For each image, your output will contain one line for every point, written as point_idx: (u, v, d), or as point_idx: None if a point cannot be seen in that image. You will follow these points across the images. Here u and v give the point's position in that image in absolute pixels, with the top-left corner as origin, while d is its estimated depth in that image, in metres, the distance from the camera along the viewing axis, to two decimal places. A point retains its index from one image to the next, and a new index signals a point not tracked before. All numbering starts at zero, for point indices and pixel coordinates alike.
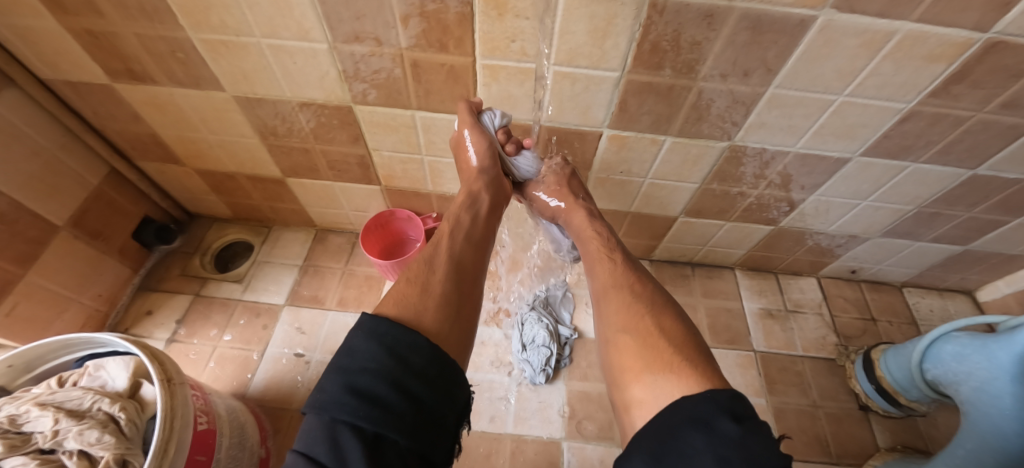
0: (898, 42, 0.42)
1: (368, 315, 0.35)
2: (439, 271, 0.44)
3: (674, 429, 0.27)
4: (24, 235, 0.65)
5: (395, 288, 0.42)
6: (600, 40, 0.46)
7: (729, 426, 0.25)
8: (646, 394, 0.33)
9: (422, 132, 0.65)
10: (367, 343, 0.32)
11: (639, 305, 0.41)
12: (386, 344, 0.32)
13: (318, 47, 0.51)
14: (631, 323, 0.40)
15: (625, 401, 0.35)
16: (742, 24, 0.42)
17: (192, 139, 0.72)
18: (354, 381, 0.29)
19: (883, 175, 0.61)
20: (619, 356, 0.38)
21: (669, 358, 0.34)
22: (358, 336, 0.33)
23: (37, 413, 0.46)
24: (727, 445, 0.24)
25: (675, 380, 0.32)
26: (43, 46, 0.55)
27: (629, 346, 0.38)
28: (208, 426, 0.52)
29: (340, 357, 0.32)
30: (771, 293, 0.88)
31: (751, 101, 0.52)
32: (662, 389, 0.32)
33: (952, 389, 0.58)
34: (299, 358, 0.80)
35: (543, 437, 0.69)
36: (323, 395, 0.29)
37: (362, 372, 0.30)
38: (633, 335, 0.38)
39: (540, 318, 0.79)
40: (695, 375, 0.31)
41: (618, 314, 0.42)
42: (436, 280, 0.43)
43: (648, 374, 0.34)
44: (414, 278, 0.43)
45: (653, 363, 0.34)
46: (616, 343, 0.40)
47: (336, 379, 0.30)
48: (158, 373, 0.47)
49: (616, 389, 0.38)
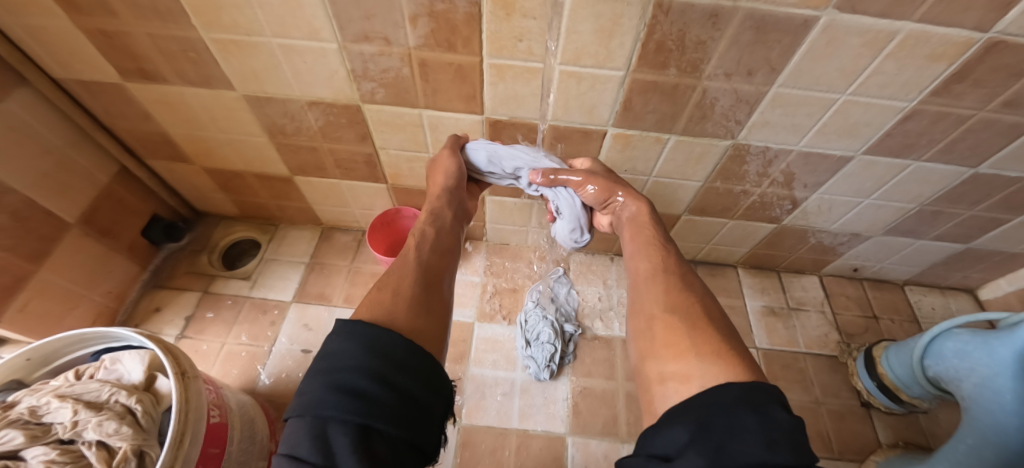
0: (900, 42, 0.42)
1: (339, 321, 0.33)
2: (411, 275, 0.42)
3: (718, 405, 0.26)
4: (37, 232, 0.67)
5: (366, 296, 0.39)
6: (606, 39, 0.46)
7: (782, 415, 0.25)
8: (689, 376, 0.32)
9: (429, 131, 0.66)
10: (348, 343, 0.30)
11: (690, 294, 0.41)
12: (366, 343, 0.30)
13: (328, 46, 0.52)
14: (682, 308, 0.39)
15: (660, 375, 0.35)
16: (746, 24, 0.43)
17: (202, 138, 0.73)
18: (336, 379, 0.27)
19: (886, 173, 0.62)
20: (663, 333, 0.37)
21: (718, 346, 0.34)
22: (338, 337, 0.31)
23: (56, 404, 0.47)
24: (777, 429, 0.24)
25: (724, 366, 0.31)
26: (57, 46, 0.56)
27: (676, 326, 0.37)
28: (220, 419, 0.53)
29: (319, 361, 0.30)
30: (774, 291, 0.89)
31: (755, 100, 0.53)
32: (708, 371, 0.31)
33: (953, 386, 0.59)
34: (307, 354, 0.81)
35: (548, 432, 0.70)
36: (305, 398, 0.27)
37: (344, 371, 0.28)
38: (684, 318, 0.38)
39: (544, 315, 0.79)
40: (744, 366, 0.31)
41: (667, 296, 0.41)
42: (405, 284, 0.41)
43: (695, 355, 0.33)
44: (382, 285, 0.40)
45: (701, 346, 0.34)
46: (660, 320, 0.39)
47: (317, 381, 0.28)
48: (173, 366, 0.48)
49: (649, 361, 0.37)
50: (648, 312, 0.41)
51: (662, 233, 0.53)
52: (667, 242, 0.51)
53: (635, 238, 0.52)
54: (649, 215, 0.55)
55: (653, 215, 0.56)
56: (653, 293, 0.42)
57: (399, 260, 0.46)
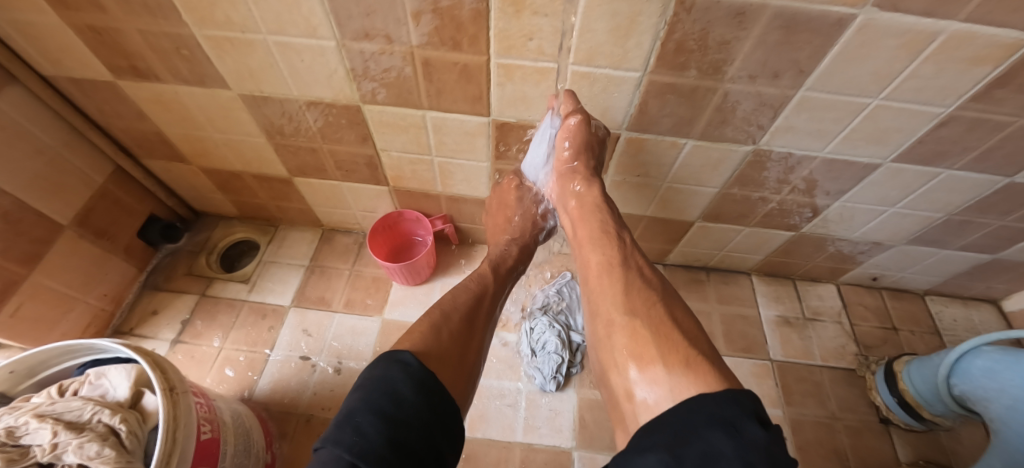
0: (942, 43, 0.39)
1: (414, 358, 0.35)
2: (476, 335, 0.45)
3: (693, 427, 0.24)
4: (29, 235, 0.65)
5: (427, 326, 0.41)
6: (623, 39, 0.43)
7: (757, 434, 0.22)
8: (658, 388, 0.30)
9: (432, 133, 0.63)
10: (415, 393, 0.31)
11: (649, 293, 0.39)
12: (429, 399, 0.32)
13: (326, 44, 0.49)
14: (643, 310, 0.37)
15: (628, 390, 0.33)
16: (775, 24, 0.39)
17: (198, 138, 0.71)
18: (396, 434, 0.28)
19: (914, 181, 0.58)
20: (628, 341, 0.35)
21: (686, 353, 0.31)
22: (405, 379, 0.32)
23: (35, 425, 0.45)
24: (756, 452, 0.21)
25: (694, 376, 0.28)
26: (44, 42, 0.53)
27: (638, 332, 0.35)
28: (212, 435, 0.51)
29: (382, 399, 0.30)
30: (789, 300, 0.86)
31: (780, 104, 0.49)
32: (677, 384, 0.28)
33: (981, 406, 0.56)
34: (305, 361, 0.78)
35: (553, 446, 0.68)
36: (362, 442, 0.27)
37: (404, 427, 0.29)
38: (645, 322, 0.35)
39: (550, 323, 0.77)
40: (713, 373, 0.28)
41: (626, 296, 0.39)
42: (473, 348, 0.43)
43: (662, 367, 0.30)
44: (456, 332, 0.42)
45: (667, 355, 0.31)
46: (621, 327, 0.36)
47: (374, 422, 0.28)
48: (160, 382, 0.46)
49: (617, 374, 0.35)
50: (608, 316, 0.38)
51: (616, 221, 0.51)
52: (620, 231, 0.49)
53: (587, 225, 0.51)
54: (597, 198, 0.54)
55: (602, 197, 0.55)
56: (612, 295, 0.40)
57: (468, 303, 0.48)
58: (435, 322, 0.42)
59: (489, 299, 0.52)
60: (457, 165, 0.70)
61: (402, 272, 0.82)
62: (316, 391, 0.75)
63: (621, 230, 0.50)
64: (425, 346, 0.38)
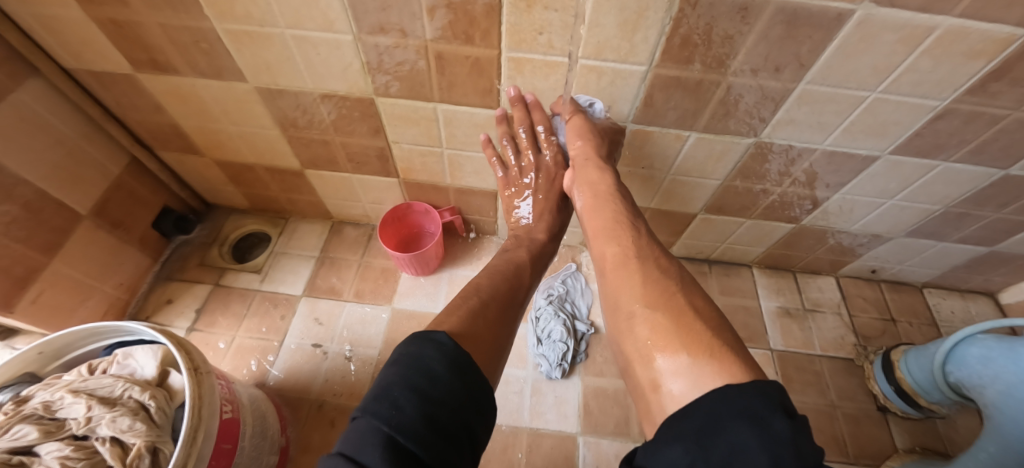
0: (938, 38, 0.41)
1: (450, 338, 0.36)
2: (507, 317, 0.46)
3: (720, 419, 0.25)
4: (49, 224, 0.67)
5: (452, 310, 0.43)
6: (630, 33, 0.45)
7: (784, 426, 0.23)
8: (683, 379, 0.31)
9: (443, 125, 0.64)
10: (449, 372, 0.33)
11: (668, 283, 0.40)
12: (465, 380, 0.33)
13: (342, 38, 0.51)
14: (661, 301, 0.38)
15: (653, 381, 0.34)
16: (777, 18, 0.41)
17: (214, 130, 0.73)
18: (431, 411, 0.29)
19: (912, 174, 0.60)
20: (649, 332, 0.36)
21: (709, 342, 0.32)
22: (440, 358, 0.33)
23: (70, 400, 0.47)
24: (782, 443, 0.22)
25: (718, 366, 0.30)
26: (69, 35, 0.55)
27: (659, 324, 0.36)
28: (232, 415, 0.53)
29: (419, 378, 0.31)
30: (789, 292, 0.87)
31: (781, 97, 0.51)
32: (702, 375, 0.30)
33: (975, 392, 0.57)
34: (316, 348, 0.80)
35: (559, 432, 0.70)
36: (398, 415, 0.28)
37: (440, 405, 0.30)
38: (666, 314, 0.37)
39: (556, 313, 0.78)
40: (737, 362, 0.30)
41: (644, 288, 0.40)
42: (505, 334, 0.44)
43: (686, 357, 0.32)
44: (492, 319, 0.43)
45: (690, 346, 0.33)
46: (641, 318, 0.38)
47: (410, 398, 0.30)
48: (185, 362, 0.47)
49: (640, 365, 0.36)
50: (628, 309, 0.40)
51: (632, 214, 0.52)
52: (635, 221, 0.51)
53: (600, 217, 0.52)
54: (611, 186, 0.55)
55: (616, 186, 0.56)
56: (632, 286, 0.41)
57: (496, 286, 0.50)
58: (474, 310, 0.43)
59: (517, 282, 0.53)
60: (466, 157, 0.71)
61: (411, 262, 0.84)
62: (327, 378, 0.77)
63: (636, 219, 0.52)
64: (463, 329, 0.39)
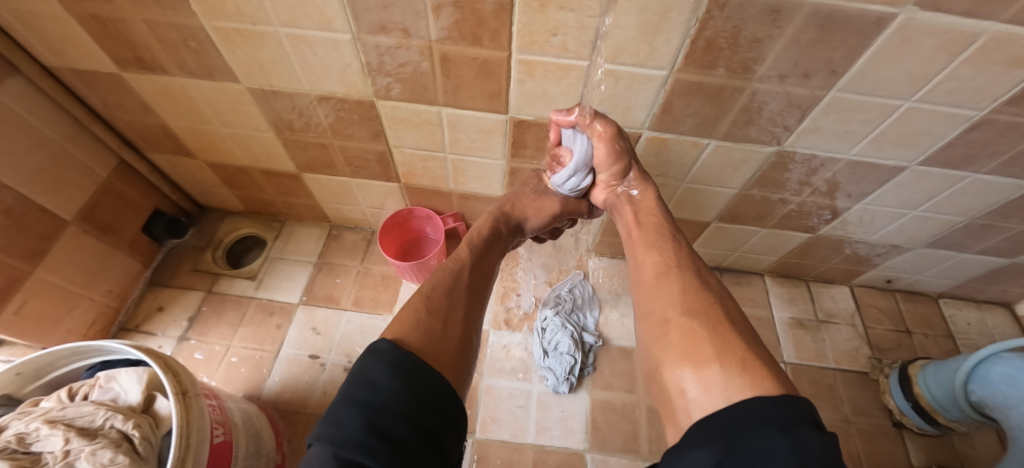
0: (982, 45, 0.38)
1: (387, 344, 0.34)
2: (459, 312, 0.43)
3: (746, 424, 0.23)
4: (32, 230, 0.63)
5: (399, 317, 0.40)
6: (650, 35, 0.42)
7: (814, 436, 0.21)
8: (712, 386, 0.29)
9: (447, 130, 0.61)
10: (390, 378, 0.30)
11: (708, 295, 0.37)
12: (408, 381, 0.31)
13: (341, 37, 0.48)
14: (700, 310, 0.35)
15: (678, 386, 0.31)
16: (810, 22, 0.38)
17: (205, 132, 0.69)
18: (372, 418, 0.27)
19: (939, 184, 0.57)
20: (681, 339, 0.34)
21: (743, 355, 0.30)
22: (380, 366, 0.31)
23: (46, 431, 0.44)
24: (812, 454, 0.20)
25: (752, 378, 0.27)
26: (47, 32, 0.51)
27: (695, 331, 0.34)
28: (224, 438, 0.50)
29: (359, 391, 0.29)
30: (802, 302, 0.85)
31: (808, 104, 0.48)
32: (732, 384, 0.28)
33: (1000, 413, 0.55)
34: (313, 360, 0.78)
35: (565, 448, 0.68)
36: (340, 431, 0.27)
37: (383, 411, 0.28)
38: (703, 321, 0.34)
39: (562, 324, 0.76)
40: (771, 377, 0.27)
41: (683, 296, 0.38)
42: (459, 330, 0.41)
43: (719, 366, 0.29)
44: (434, 310, 0.41)
45: (724, 356, 0.30)
46: (676, 325, 0.35)
47: (352, 412, 0.28)
48: (172, 386, 0.45)
49: (667, 368, 0.33)
50: (663, 315, 0.37)
51: (671, 225, 0.49)
52: (677, 234, 0.48)
53: (643, 227, 0.49)
54: (654, 203, 0.53)
55: (659, 204, 0.53)
56: (668, 293, 0.39)
57: (447, 282, 0.47)
58: (417, 306, 0.41)
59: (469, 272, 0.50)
60: (470, 163, 0.68)
61: (412, 270, 0.81)
62: (326, 391, 0.75)
63: (679, 234, 0.48)
64: (404, 332, 0.37)
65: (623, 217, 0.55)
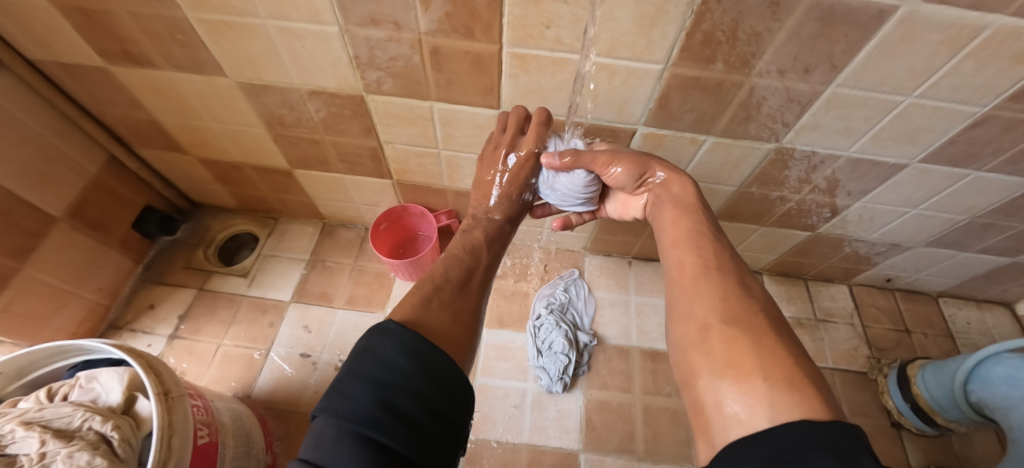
0: (986, 39, 0.37)
1: (397, 323, 0.30)
2: (472, 301, 0.40)
3: (794, 451, 0.20)
4: (20, 227, 0.62)
5: (408, 301, 0.37)
6: (647, 28, 0.41)
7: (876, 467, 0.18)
8: (755, 401, 0.27)
9: (440, 125, 0.60)
10: (404, 357, 0.27)
11: (750, 302, 0.35)
12: (421, 361, 0.28)
13: (329, 30, 0.46)
14: (742, 318, 0.33)
15: (716, 399, 0.29)
16: (811, 15, 0.37)
17: (196, 127, 0.68)
18: (386, 395, 0.24)
19: (941, 183, 0.56)
20: (725, 348, 0.31)
21: (791, 370, 0.28)
22: (391, 344, 0.28)
23: (22, 433, 0.43)
24: None
25: (802, 397, 0.25)
26: (32, 24, 0.50)
27: (737, 340, 0.31)
28: (209, 439, 0.50)
29: (371, 367, 0.26)
30: (801, 301, 0.84)
31: (808, 100, 0.47)
32: (780, 401, 0.26)
33: (999, 414, 0.55)
34: (306, 358, 0.77)
35: (560, 448, 0.67)
36: (352, 406, 0.24)
37: (397, 388, 0.25)
38: (747, 332, 0.32)
39: (557, 323, 0.75)
40: (822, 399, 0.25)
41: (724, 302, 0.35)
42: (471, 315, 0.39)
43: (763, 379, 0.27)
44: (449, 301, 0.38)
45: (772, 370, 0.28)
46: (717, 333, 0.33)
47: (364, 388, 0.25)
48: (154, 386, 0.44)
49: (705, 378, 0.31)
50: (702, 319, 0.35)
51: (711, 222, 0.44)
52: (718, 233, 0.43)
53: (679, 224, 0.44)
54: (696, 198, 0.47)
55: (698, 196, 0.48)
56: (707, 298, 0.36)
57: (461, 275, 0.43)
58: (427, 293, 0.38)
59: (483, 270, 0.46)
60: (464, 159, 0.67)
61: (405, 268, 0.80)
62: (318, 389, 0.74)
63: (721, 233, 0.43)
64: (415, 316, 0.34)
65: (656, 213, 0.50)
